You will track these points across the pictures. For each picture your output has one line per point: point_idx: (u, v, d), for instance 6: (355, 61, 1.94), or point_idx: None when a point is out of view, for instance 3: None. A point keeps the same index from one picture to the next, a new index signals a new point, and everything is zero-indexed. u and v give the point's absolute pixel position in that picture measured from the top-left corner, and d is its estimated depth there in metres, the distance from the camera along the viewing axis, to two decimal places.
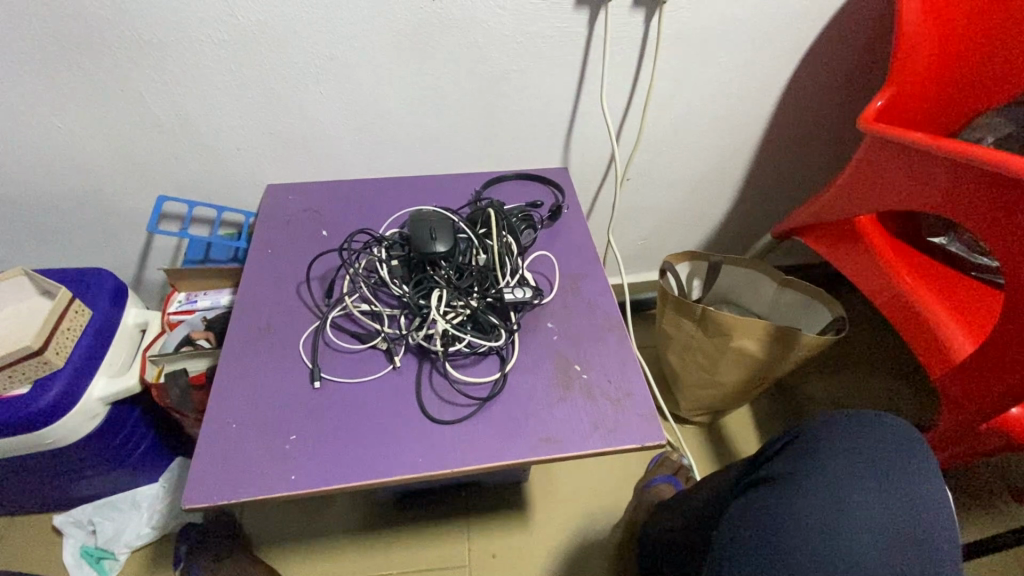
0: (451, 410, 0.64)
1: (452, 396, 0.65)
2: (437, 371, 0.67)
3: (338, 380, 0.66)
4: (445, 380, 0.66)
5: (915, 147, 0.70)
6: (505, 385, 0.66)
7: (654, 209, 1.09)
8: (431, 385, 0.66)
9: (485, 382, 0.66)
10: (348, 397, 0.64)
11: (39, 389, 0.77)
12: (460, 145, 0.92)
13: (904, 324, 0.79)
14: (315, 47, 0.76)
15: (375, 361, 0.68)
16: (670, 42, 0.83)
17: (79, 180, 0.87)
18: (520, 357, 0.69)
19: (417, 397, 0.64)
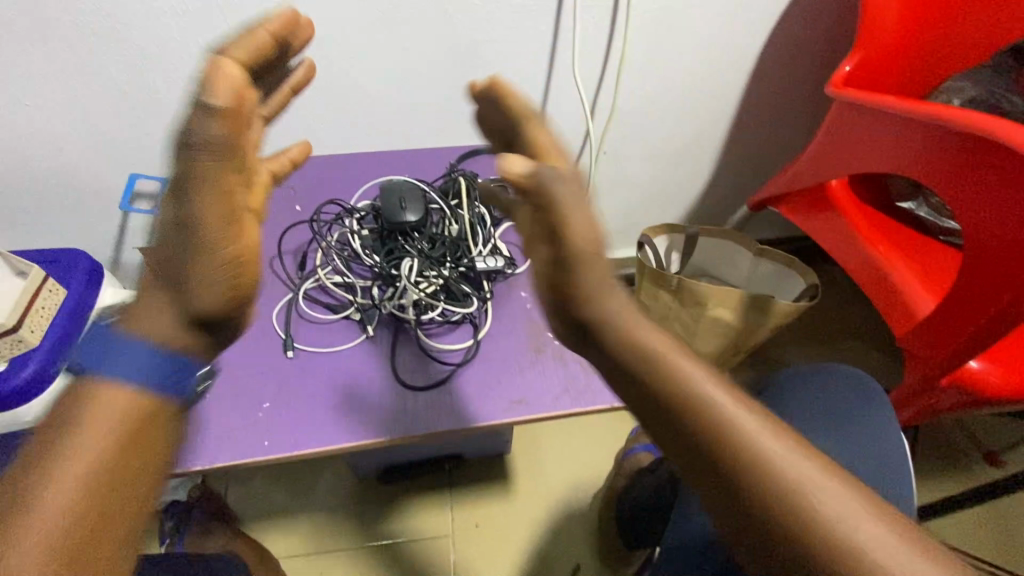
0: (424, 375, 0.65)
1: (426, 363, 0.66)
2: (410, 340, 0.68)
3: (310, 350, 0.66)
4: (418, 348, 0.67)
5: (880, 109, 0.71)
6: (478, 352, 0.67)
7: (631, 182, 1.10)
8: (405, 353, 0.66)
9: (459, 349, 0.67)
10: (321, 367, 0.65)
11: (14, 368, 0.76)
12: (435, 118, 0.92)
13: (871, 285, 0.81)
14: (280, 18, 0.75)
15: (348, 330, 0.68)
16: (641, 11, 0.82)
17: (50, 159, 0.86)
18: (493, 324, 0.69)
19: (390, 364, 0.65)
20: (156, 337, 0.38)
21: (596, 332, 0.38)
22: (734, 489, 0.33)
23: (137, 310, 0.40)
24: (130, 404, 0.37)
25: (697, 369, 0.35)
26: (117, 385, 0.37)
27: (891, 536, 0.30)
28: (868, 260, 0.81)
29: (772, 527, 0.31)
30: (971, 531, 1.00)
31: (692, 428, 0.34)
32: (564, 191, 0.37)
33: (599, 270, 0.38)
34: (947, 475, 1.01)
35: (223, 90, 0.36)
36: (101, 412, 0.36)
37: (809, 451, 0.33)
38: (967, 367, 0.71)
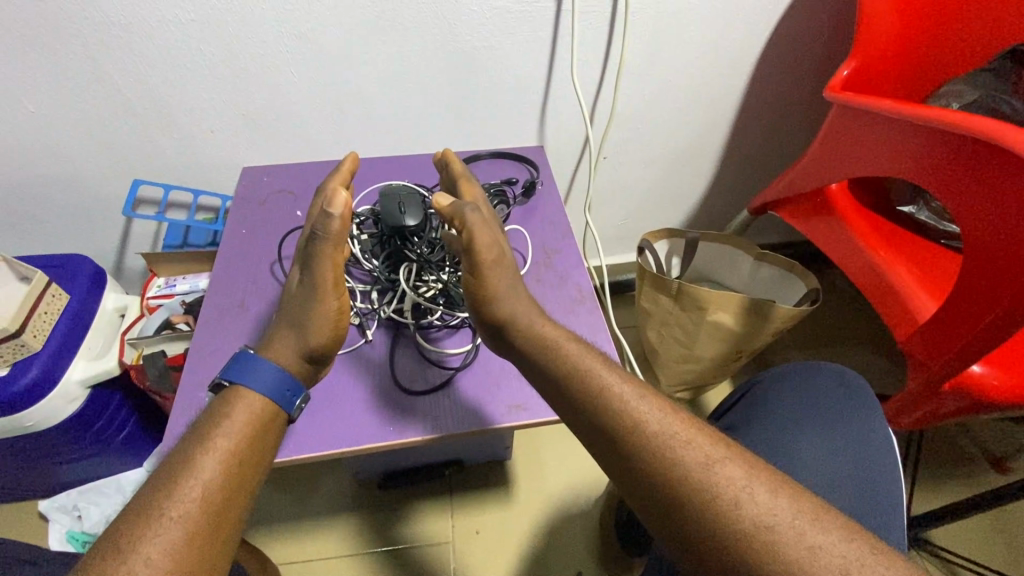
0: (423, 380, 0.65)
1: (425, 366, 0.66)
2: (410, 345, 0.68)
3: None
4: (417, 352, 0.67)
5: (871, 110, 0.72)
6: (478, 356, 0.67)
7: (631, 188, 1.10)
8: (403, 358, 0.66)
9: (458, 353, 0.67)
10: None
11: (17, 372, 0.77)
12: (435, 125, 0.93)
13: (872, 290, 0.81)
14: (282, 27, 0.76)
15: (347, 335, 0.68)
16: (638, 18, 0.83)
17: (54, 167, 0.87)
18: None
19: (388, 369, 0.65)
20: (288, 359, 0.59)
21: (565, 383, 0.53)
22: (673, 496, 0.44)
23: (273, 336, 0.61)
24: (260, 407, 0.54)
25: (641, 403, 0.49)
26: (255, 389, 0.55)
27: (796, 514, 0.41)
28: (866, 261, 0.81)
29: (704, 525, 0.42)
30: (978, 539, 0.98)
31: (638, 453, 0.46)
32: (475, 225, 0.59)
33: (560, 335, 0.57)
34: (952, 481, 1.00)
35: (337, 200, 0.58)
36: (242, 407, 0.53)
37: (733, 458, 0.45)
38: (968, 372, 0.70)
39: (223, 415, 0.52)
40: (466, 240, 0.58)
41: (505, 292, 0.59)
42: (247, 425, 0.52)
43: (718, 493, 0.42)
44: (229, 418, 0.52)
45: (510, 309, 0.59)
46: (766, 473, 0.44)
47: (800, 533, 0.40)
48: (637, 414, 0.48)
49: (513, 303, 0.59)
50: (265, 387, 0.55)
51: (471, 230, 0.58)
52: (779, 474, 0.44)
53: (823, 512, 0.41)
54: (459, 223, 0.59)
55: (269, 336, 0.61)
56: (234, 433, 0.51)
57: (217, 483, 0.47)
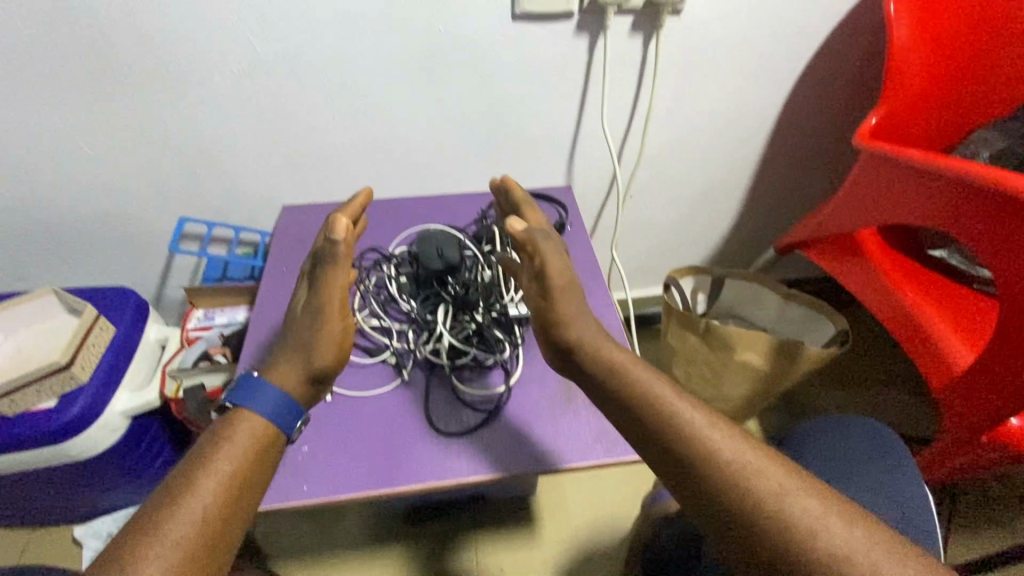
0: (458, 422, 0.66)
1: (459, 408, 0.67)
2: (444, 386, 0.69)
3: (348, 393, 0.68)
4: (451, 393, 0.68)
5: (902, 161, 0.73)
6: (511, 398, 0.68)
7: (657, 224, 1.11)
8: (438, 399, 0.68)
9: (491, 395, 0.68)
10: (357, 410, 0.67)
11: (64, 403, 0.80)
12: (467, 165, 0.96)
13: (903, 335, 0.80)
14: (328, 76, 0.80)
15: (383, 375, 0.70)
16: (668, 65, 0.85)
17: (107, 203, 0.91)
18: (525, 370, 0.70)
19: (424, 409, 0.66)
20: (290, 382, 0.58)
21: (632, 401, 0.53)
22: (741, 520, 0.45)
23: (278, 359, 0.61)
24: (261, 429, 0.53)
25: (710, 428, 0.49)
26: (258, 412, 0.54)
27: (865, 543, 0.42)
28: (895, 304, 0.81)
29: (779, 551, 0.43)
30: None
31: (707, 477, 0.47)
32: (547, 249, 0.62)
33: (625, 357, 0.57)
34: (980, 525, 0.98)
35: (337, 226, 0.64)
36: (244, 432, 0.52)
37: (806, 488, 0.45)
38: (1007, 424, 0.70)
39: (225, 438, 0.51)
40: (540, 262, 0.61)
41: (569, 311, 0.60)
42: (249, 448, 0.51)
43: (792, 523, 0.43)
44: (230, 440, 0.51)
45: (573, 329, 0.59)
46: (840, 503, 0.44)
47: (875, 565, 0.41)
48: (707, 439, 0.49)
49: (577, 324, 0.60)
50: (269, 411, 0.55)
51: (542, 252, 0.62)
52: (847, 503, 0.45)
53: (897, 543, 0.42)
54: (531, 246, 0.63)
55: (273, 361, 0.61)
56: (236, 456, 0.50)
57: (219, 504, 0.46)
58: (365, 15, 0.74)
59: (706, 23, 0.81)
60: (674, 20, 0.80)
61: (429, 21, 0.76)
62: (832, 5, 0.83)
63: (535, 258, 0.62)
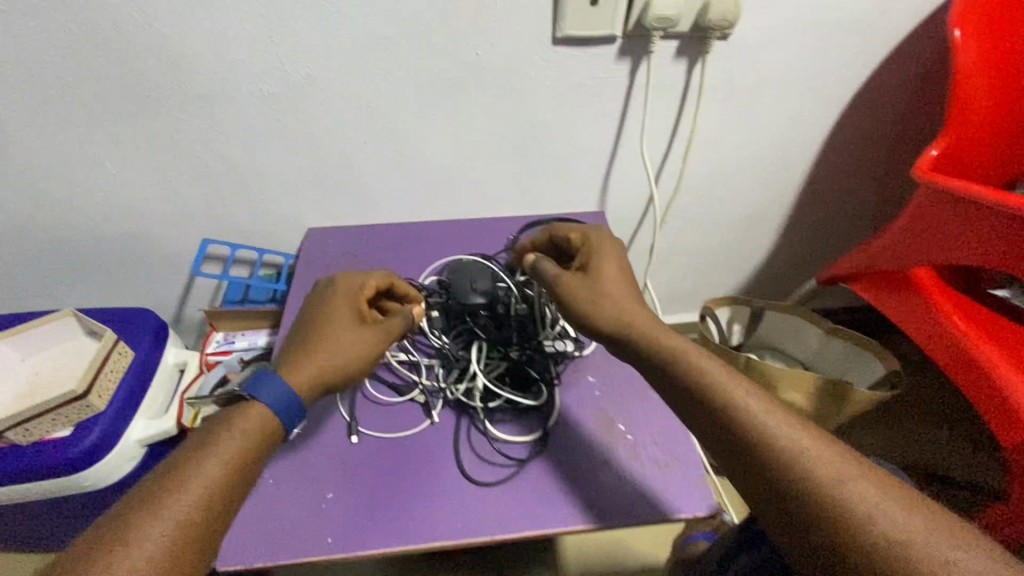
0: (491, 471, 0.61)
1: (493, 454, 0.62)
2: (477, 428, 0.65)
3: (375, 435, 0.64)
4: (483, 437, 0.64)
5: (966, 197, 0.68)
6: (548, 445, 0.63)
7: (691, 252, 1.07)
8: (470, 443, 0.63)
9: (526, 441, 0.63)
10: (384, 454, 0.63)
11: (80, 433, 0.77)
12: (499, 191, 0.92)
13: (966, 380, 0.75)
14: (359, 100, 0.77)
15: (412, 415, 0.66)
16: (713, 91, 0.81)
17: (130, 224, 0.89)
18: (562, 412, 0.66)
19: (455, 454, 0.62)
20: (307, 379, 0.55)
21: (681, 379, 0.53)
22: (822, 523, 0.43)
23: (298, 353, 0.57)
24: (262, 416, 0.52)
25: (765, 411, 0.49)
26: (263, 401, 0.52)
27: (929, 530, 0.41)
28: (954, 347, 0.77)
29: (833, 533, 0.43)
30: None
31: (772, 466, 0.46)
32: (605, 249, 0.63)
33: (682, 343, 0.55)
34: None
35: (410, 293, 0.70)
36: (244, 418, 0.51)
37: (861, 472, 0.45)
38: None
39: (226, 423, 0.51)
40: (597, 259, 0.62)
41: (618, 298, 0.59)
42: (245, 431, 0.51)
43: (846, 505, 0.43)
44: (231, 427, 0.51)
45: (623, 314, 0.57)
46: (897, 490, 0.44)
47: (934, 549, 0.40)
48: (769, 426, 0.48)
49: (629, 309, 0.58)
50: (278, 405, 0.53)
51: (601, 250, 0.63)
52: (906, 488, 0.45)
53: (954, 526, 0.42)
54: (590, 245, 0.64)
55: (290, 355, 0.58)
56: (233, 438, 0.50)
57: (214, 483, 0.47)
58: (399, 38, 0.71)
59: (755, 48, 0.77)
60: (722, 45, 0.76)
61: (465, 44, 0.73)
62: (891, 30, 0.78)
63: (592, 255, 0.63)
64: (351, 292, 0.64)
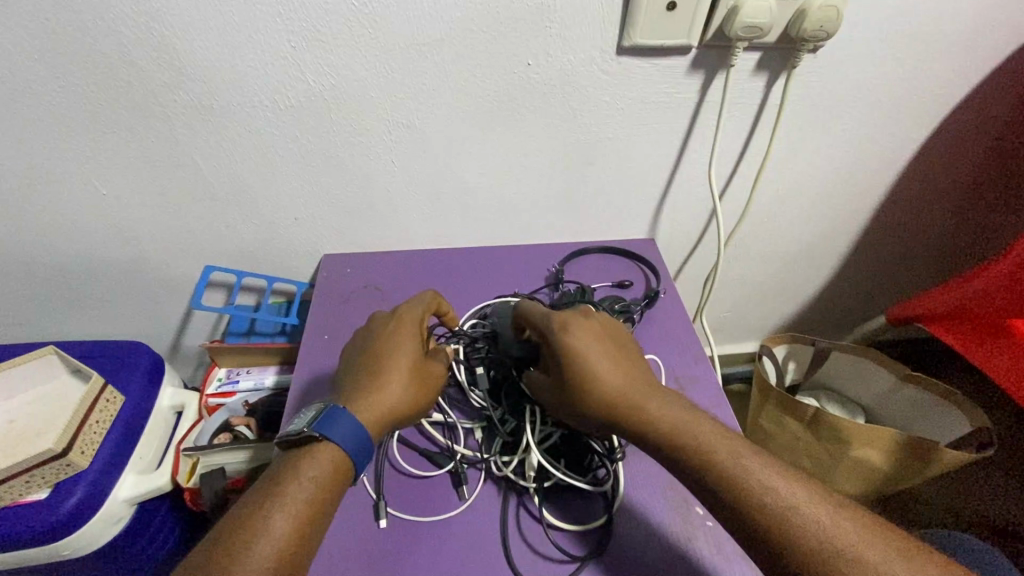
0: (549, 566, 0.51)
1: (549, 546, 0.52)
2: (528, 512, 0.55)
3: (406, 518, 0.54)
4: (536, 523, 0.54)
5: None
6: (612, 534, 0.53)
7: (744, 282, 0.97)
8: (522, 531, 0.53)
9: (586, 530, 0.53)
10: (419, 542, 0.52)
11: (59, 495, 0.67)
12: (540, 218, 0.82)
13: None
14: (389, 113, 0.67)
15: (448, 491, 0.56)
16: (792, 110, 0.71)
17: (123, 247, 0.79)
18: (628, 492, 0.56)
19: (505, 545, 0.52)
20: (375, 419, 0.50)
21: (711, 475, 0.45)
22: None
23: (359, 388, 0.51)
24: (335, 461, 0.47)
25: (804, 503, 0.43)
26: (335, 444, 0.47)
27: None
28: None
29: None
30: None
31: (810, 561, 0.41)
32: (577, 329, 0.52)
33: (674, 409, 0.49)
34: None
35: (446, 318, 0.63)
36: (315, 463, 0.46)
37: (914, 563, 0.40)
38: None
39: (295, 468, 0.45)
40: (565, 348, 0.51)
41: (600, 380, 0.50)
42: (319, 479, 0.45)
43: None
44: (299, 477, 0.45)
45: (610, 396, 0.49)
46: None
47: None
48: (783, 508, 0.42)
49: (614, 390, 0.50)
50: (352, 444, 0.47)
51: (570, 334, 0.52)
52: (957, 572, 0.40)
53: None
54: (561, 324, 0.53)
55: (350, 390, 0.52)
56: (303, 488, 0.44)
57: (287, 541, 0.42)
58: (440, 45, 0.61)
59: (847, 63, 0.67)
60: (810, 58, 0.65)
61: (516, 53, 0.62)
62: (1002, 45, 0.68)
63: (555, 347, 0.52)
64: (410, 318, 0.58)
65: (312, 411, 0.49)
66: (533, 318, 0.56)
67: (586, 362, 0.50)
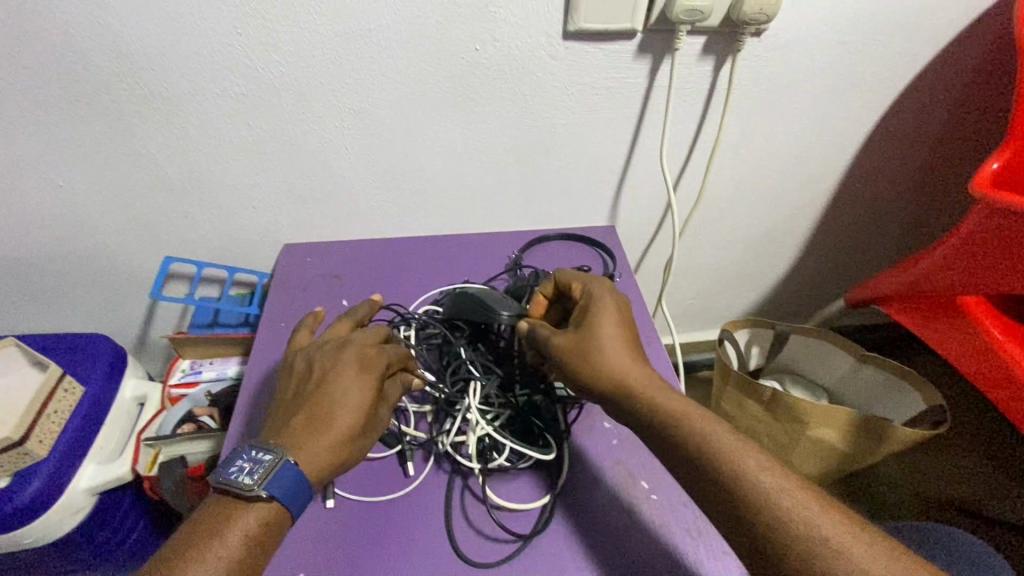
0: (490, 547, 0.51)
1: (491, 526, 0.53)
2: (472, 492, 0.55)
3: (352, 499, 0.54)
4: (481, 505, 0.54)
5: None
6: (556, 511, 0.54)
7: (707, 268, 0.99)
8: (465, 512, 0.54)
9: (529, 510, 0.54)
10: (364, 523, 0.53)
11: (17, 483, 0.68)
12: (499, 205, 0.82)
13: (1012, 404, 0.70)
14: (341, 100, 0.67)
15: (393, 473, 0.57)
16: (741, 93, 0.72)
17: (80, 239, 0.79)
18: (574, 470, 0.57)
19: (446, 525, 0.52)
20: (320, 471, 0.47)
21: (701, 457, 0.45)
22: None
23: (313, 433, 0.48)
24: (275, 512, 0.45)
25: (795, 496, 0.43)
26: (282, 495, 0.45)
27: None
28: (985, 352, 0.73)
29: None
30: None
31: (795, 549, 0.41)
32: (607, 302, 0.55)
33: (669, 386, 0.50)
34: None
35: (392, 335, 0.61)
36: (255, 521, 0.44)
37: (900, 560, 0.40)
38: None
39: (237, 522, 0.44)
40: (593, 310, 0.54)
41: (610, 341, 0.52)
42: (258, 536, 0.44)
43: None
44: (240, 532, 0.43)
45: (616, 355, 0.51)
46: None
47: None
48: (782, 497, 0.42)
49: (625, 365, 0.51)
50: (293, 502, 0.45)
51: (598, 300, 0.55)
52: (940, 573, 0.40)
53: None
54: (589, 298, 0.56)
55: (299, 428, 0.49)
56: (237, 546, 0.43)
57: None
58: (386, 31, 0.62)
59: (792, 46, 0.68)
60: (754, 42, 0.66)
61: (462, 39, 0.63)
62: (943, 27, 0.69)
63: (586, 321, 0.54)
64: (382, 365, 0.54)
65: (268, 458, 0.46)
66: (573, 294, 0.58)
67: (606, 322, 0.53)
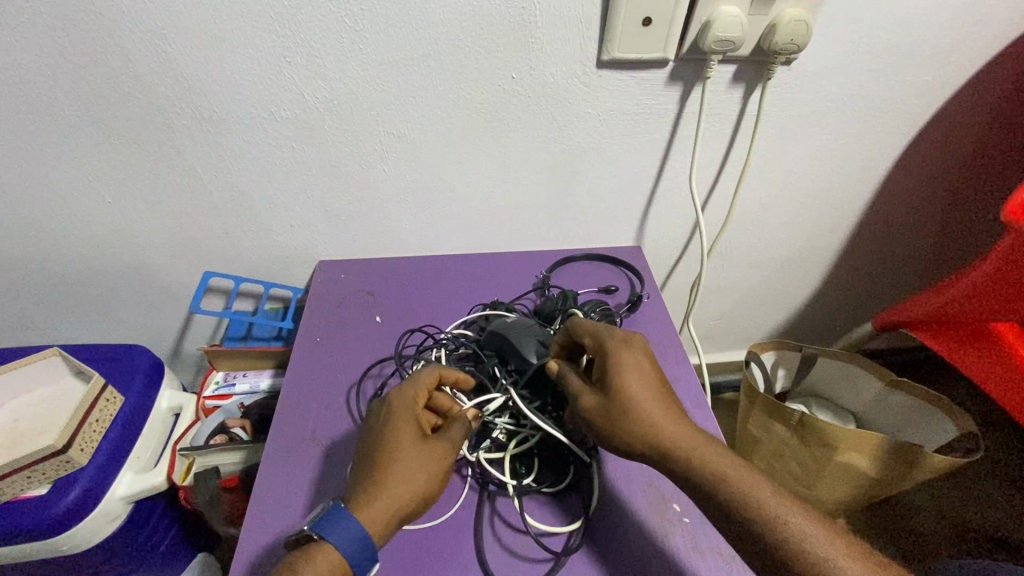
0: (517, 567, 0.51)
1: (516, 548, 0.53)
2: (496, 513, 0.55)
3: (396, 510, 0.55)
4: (498, 523, 0.54)
5: None
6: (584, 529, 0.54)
7: (732, 288, 0.99)
8: (490, 534, 0.54)
9: (556, 533, 0.54)
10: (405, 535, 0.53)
11: (58, 491, 0.69)
12: (528, 226, 0.84)
13: None
14: (384, 125, 0.70)
15: None
16: (769, 120, 0.73)
17: (125, 253, 0.82)
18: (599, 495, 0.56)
19: (469, 546, 0.52)
20: (383, 518, 0.47)
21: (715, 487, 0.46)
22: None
23: (367, 481, 0.49)
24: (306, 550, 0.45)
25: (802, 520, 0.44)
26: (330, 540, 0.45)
27: None
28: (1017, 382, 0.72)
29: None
30: None
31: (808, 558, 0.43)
32: (636, 347, 0.53)
33: (688, 433, 0.49)
34: None
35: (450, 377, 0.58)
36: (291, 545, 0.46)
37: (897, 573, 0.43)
38: None
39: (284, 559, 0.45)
40: (615, 365, 0.51)
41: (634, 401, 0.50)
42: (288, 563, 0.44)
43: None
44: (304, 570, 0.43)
45: (641, 419, 0.49)
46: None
47: None
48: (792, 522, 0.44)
49: (646, 415, 0.49)
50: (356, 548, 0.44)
51: (623, 350, 0.53)
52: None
53: None
54: (624, 338, 0.54)
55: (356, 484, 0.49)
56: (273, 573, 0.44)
57: None
58: (428, 60, 0.64)
59: (822, 75, 0.69)
60: (784, 70, 0.68)
61: (500, 68, 0.66)
62: (973, 57, 0.70)
63: (607, 365, 0.52)
64: (413, 400, 0.54)
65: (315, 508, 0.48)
66: (581, 334, 0.55)
67: (625, 374, 0.51)
